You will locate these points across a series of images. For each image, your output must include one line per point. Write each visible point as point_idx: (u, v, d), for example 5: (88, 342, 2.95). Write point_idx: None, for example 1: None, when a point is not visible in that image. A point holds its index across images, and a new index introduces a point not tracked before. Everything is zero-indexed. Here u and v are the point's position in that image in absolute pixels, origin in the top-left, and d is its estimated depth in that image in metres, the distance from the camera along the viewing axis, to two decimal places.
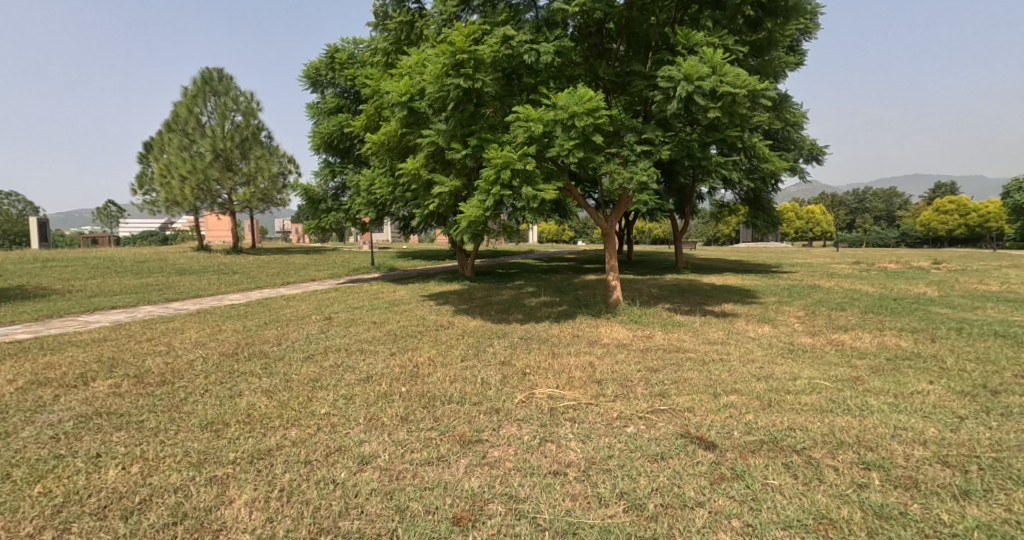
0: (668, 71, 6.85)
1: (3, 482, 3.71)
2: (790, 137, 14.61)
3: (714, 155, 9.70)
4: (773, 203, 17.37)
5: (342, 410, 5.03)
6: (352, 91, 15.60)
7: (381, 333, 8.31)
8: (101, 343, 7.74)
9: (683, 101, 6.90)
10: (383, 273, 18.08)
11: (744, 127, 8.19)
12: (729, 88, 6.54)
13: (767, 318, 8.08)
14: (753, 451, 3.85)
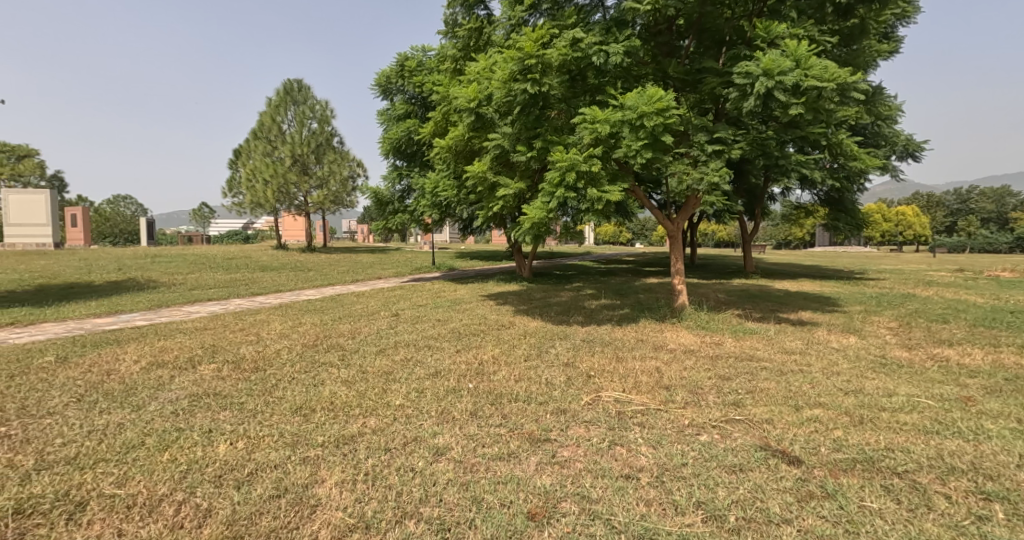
0: (746, 67, 6.58)
1: (138, 449, 4.10)
2: (882, 132, 13.63)
3: (794, 154, 9.24)
4: (858, 205, 16.29)
5: (414, 402, 5.18)
6: (420, 97, 16.04)
7: (446, 330, 8.49)
8: (203, 331, 8.39)
9: (762, 98, 6.61)
10: (444, 273, 18.47)
11: (828, 123, 7.74)
12: (816, 83, 6.22)
13: (854, 328, 7.60)
14: (845, 470, 3.63)
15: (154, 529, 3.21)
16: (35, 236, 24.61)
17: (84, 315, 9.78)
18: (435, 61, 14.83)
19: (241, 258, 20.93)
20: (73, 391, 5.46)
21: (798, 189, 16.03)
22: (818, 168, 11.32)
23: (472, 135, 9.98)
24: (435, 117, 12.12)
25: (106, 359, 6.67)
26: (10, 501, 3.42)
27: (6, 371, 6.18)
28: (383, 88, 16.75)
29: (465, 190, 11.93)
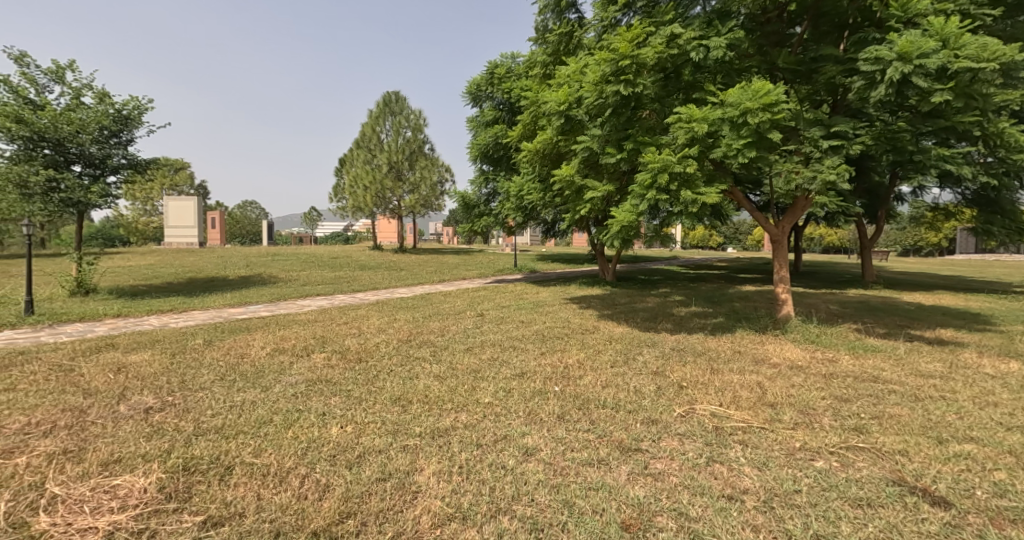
0: (876, 52, 5.92)
1: (266, 426, 4.58)
2: None
3: (937, 147, 8.21)
4: (1017, 205, 14.19)
5: (501, 401, 5.17)
6: (508, 103, 16.14)
7: (529, 332, 8.42)
8: (315, 322, 8.99)
9: (895, 86, 5.92)
10: (525, 274, 18.74)
11: (983, 110, 6.79)
12: (971, 64, 5.48)
13: (1013, 352, 6.58)
14: (1012, 522, 3.17)
15: (284, 497, 3.58)
16: (183, 237, 27.79)
17: (219, 304, 10.87)
18: (524, 67, 14.85)
19: (344, 257, 22.28)
20: (214, 371, 6.08)
21: (938, 187, 14.29)
22: (968, 163, 9.98)
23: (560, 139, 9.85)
24: (523, 122, 12.10)
25: (239, 343, 7.36)
26: (178, 459, 4.00)
27: (164, 350, 7.02)
28: (473, 95, 17.04)
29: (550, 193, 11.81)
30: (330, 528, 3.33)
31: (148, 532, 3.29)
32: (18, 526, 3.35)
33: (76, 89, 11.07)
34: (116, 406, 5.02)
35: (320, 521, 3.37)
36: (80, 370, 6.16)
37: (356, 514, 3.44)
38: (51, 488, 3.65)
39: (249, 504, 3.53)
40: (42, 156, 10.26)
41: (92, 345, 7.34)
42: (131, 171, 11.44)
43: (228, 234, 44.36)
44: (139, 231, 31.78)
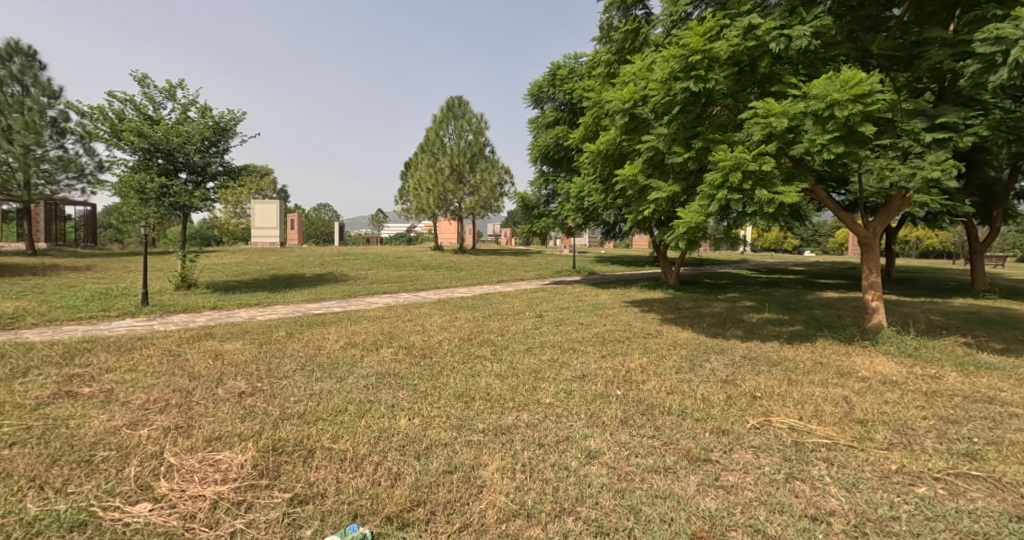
0: (997, 31, 5.33)
1: (341, 414, 4.71)
2: None
3: None
4: None
5: (563, 403, 5.03)
6: (570, 104, 15.92)
7: (589, 334, 8.21)
8: (382, 319, 9.18)
9: (1018, 69, 5.30)
10: (585, 276, 18.43)
11: None
12: None
13: None
14: None
15: (359, 481, 3.70)
16: (264, 236, 29.45)
17: (298, 300, 11.36)
18: (587, 67, 14.59)
19: (408, 257, 22.80)
20: (296, 361, 6.31)
21: None
22: None
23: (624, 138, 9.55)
24: (585, 122, 11.86)
25: (316, 336, 7.64)
26: (268, 440, 4.22)
27: (252, 340, 7.39)
28: (535, 97, 16.95)
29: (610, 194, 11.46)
30: (401, 514, 3.42)
31: (244, 504, 3.50)
32: (144, 488, 3.64)
33: (185, 106, 11.89)
34: (215, 389, 5.33)
35: (392, 506, 3.46)
36: (184, 355, 6.59)
37: (426, 503, 3.52)
38: (168, 457, 3.97)
39: (329, 485, 3.68)
40: (156, 165, 11.06)
41: (194, 333, 7.85)
42: (226, 178, 12.18)
43: (304, 233, 46.59)
44: (229, 233, 34.17)
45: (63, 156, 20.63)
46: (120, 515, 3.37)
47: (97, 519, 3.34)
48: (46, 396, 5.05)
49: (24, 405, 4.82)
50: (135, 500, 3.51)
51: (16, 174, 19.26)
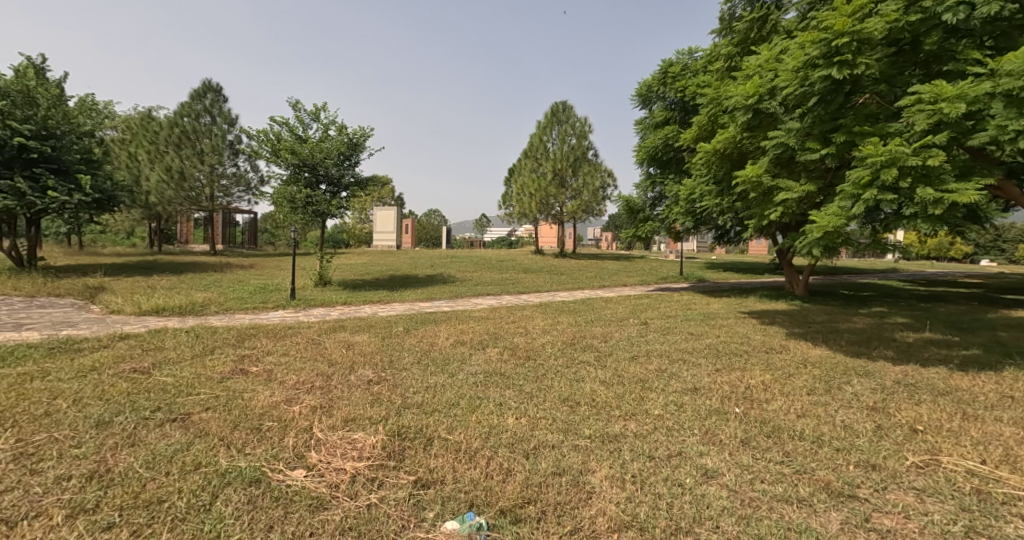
0: None
1: (453, 408, 4.57)
2: None
3: None
4: None
5: (673, 416, 4.51)
6: (681, 102, 14.25)
7: (701, 345, 7.45)
8: (487, 319, 9.12)
9: None
10: (693, 283, 17.27)
11: None
12: None
13: None
14: None
15: (474, 473, 3.54)
16: (382, 239, 31.21)
17: (412, 298, 11.74)
18: (704, 61, 13.00)
19: (509, 259, 23.12)
20: (412, 354, 6.36)
21: None
22: None
23: (746, 136, 8.24)
24: (698, 122, 10.25)
25: (429, 333, 7.70)
26: (394, 425, 4.18)
27: (376, 333, 7.62)
28: (642, 97, 15.44)
29: (726, 196, 9.87)
30: (514, 509, 3.23)
31: (376, 481, 3.47)
32: (298, 457, 3.72)
33: (326, 126, 12.73)
34: (348, 375, 5.48)
35: (505, 500, 3.28)
36: (324, 343, 6.92)
37: (536, 502, 3.29)
38: (316, 432, 4.05)
39: (447, 472, 3.56)
40: (302, 178, 11.94)
41: (329, 324, 8.28)
42: (358, 189, 12.83)
43: (417, 237, 48.84)
44: (354, 235, 36.86)
45: (237, 172, 22.81)
46: (283, 477, 3.46)
47: (267, 478, 3.43)
48: (227, 371, 5.45)
49: (212, 378, 5.22)
50: (292, 466, 3.61)
51: (205, 190, 22.10)
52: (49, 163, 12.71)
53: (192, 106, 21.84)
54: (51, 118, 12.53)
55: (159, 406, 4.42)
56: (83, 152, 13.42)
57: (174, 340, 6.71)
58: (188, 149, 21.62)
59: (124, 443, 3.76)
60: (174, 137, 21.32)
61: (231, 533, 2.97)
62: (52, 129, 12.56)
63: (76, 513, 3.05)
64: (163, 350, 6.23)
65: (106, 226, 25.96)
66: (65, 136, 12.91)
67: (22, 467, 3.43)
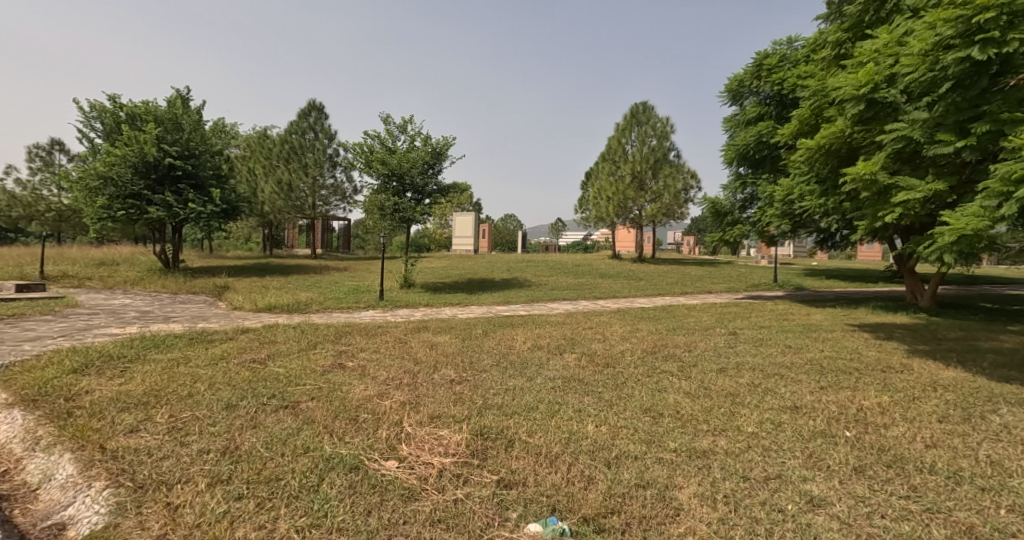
0: None
1: (532, 411, 4.35)
2: None
3: None
4: None
5: (771, 435, 3.98)
6: (778, 97, 13.11)
7: (800, 359, 6.68)
8: (562, 324, 8.83)
9: None
10: (789, 292, 15.94)
11: None
12: None
13: None
14: None
15: (555, 477, 3.30)
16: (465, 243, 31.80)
17: (489, 301, 11.69)
18: (807, 50, 11.79)
19: (586, 264, 22.67)
20: (491, 357, 6.22)
21: None
22: None
23: (858, 130, 7.24)
24: (798, 115, 9.22)
25: (507, 336, 7.56)
26: (477, 425, 4.03)
27: (457, 335, 7.61)
28: (732, 93, 14.33)
29: (829, 196, 8.82)
30: (597, 518, 2.97)
31: (461, 478, 3.32)
32: (391, 449, 3.68)
33: (412, 137, 13.04)
34: (433, 374, 5.45)
35: (589, 508, 3.03)
36: (409, 343, 6.98)
37: (620, 514, 3.00)
38: (406, 426, 3.99)
39: (529, 475, 3.35)
40: (391, 187, 12.32)
41: (414, 325, 8.38)
42: (441, 197, 12.99)
43: (497, 241, 49.49)
44: (436, 240, 38.00)
45: (334, 183, 23.96)
46: (378, 466, 3.41)
47: (365, 466, 3.40)
48: (328, 365, 5.60)
49: (315, 370, 5.39)
50: (385, 456, 3.56)
51: (308, 200, 23.54)
52: (190, 180, 13.89)
53: (299, 123, 23.27)
54: (192, 140, 13.82)
55: (274, 393, 4.56)
56: (216, 168, 14.43)
57: (284, 335, 7.08)
58: (295, 163, 23.18)
59: (247, 424, 3.88)
60: (284, 152, 22.95)
61: (336, 514, 2.94)
62: (193, 150, 13.80)
63: (215, 482, 3.14)
64: (275, 343, 6.55)
65: (230, 233, 28.62)
66: (203, 155, 14.07)
67: (173, 438, 3.59)
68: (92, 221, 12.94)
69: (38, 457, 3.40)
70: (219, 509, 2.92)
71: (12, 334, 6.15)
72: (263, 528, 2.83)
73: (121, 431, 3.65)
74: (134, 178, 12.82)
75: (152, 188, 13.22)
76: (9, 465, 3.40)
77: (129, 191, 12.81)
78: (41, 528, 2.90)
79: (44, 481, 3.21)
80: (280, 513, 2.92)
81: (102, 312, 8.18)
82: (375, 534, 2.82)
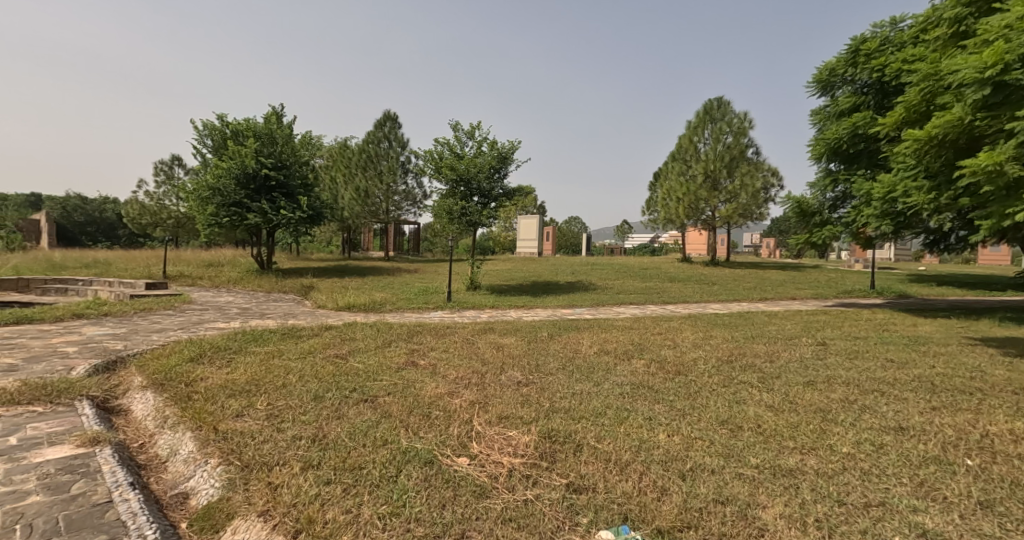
0: None
1: (600, 417, 4.40)
2: None
3: None
4: None
5: (870, 458, 3.78)
6: (877, 84, 11.65)
7: (891, 372, 6.27)
8: (630, 329, 8.76)
9: None
10: (878, 299, 14.87)
11: None
12: None
13: None
14: None
15: (626, 485, 3.36)
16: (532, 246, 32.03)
17: (554, 305, 11.77)
18: (916, 28, 10.25)
19: (654, 267, 22.17)
20: (557, 360, 6.30)
21: None
22: None
23: (981, 117, 6.54)
24: (905, 103, 8.49)
25: (573, 340, 7.62)
26: (546, 427, 4.13)
27: (523, 337, 7.75)
28: (821, 83, 12.94)
29: (945, 191, 8.04)
30: (672, 531, 2.99)
31: (531, 479, 3.44)
32: (462, 446, 3.86)
33: (480, 142, 13.34)
34: (500, 375, 5.61)
35: (663, 520, 3.06)
36: (477, 343, 7.20)
37: (697, 529, 3.01)
38: (476, 425, 4.16)
39: (599, 481, 3.42)
40: (459, 192, 12.68)
41: (481, 326, 8.60)
42: (507, 201, 13.20)
43: (563, 244, 49.40)
44: (502, 242, 38.51)
45: (406, 189, 24.88)
46: (451, 462, 3.60)
47: (439, 461, 3.60)
48: (402, 363, 5.90)
49: (390, 366, 5.70)
50: (457, 453, 3.74)
51: (382, 205, 24.62)
52: (281, 188, 14.95)
53: (376, 133, 24.38)
54: (284, 152, 14.91)
55: (355, 387, 4.89)
56: (304, 178, 15.46)
57: (362, 333, 7.51)
58: (371, 170, 24.26)
59: (332, 415, 4.20)
60: (361, 161, 24.07)
61: (414, 505, 3.13)
62: (285, 161, 14.88)
63: (307, 467, 3.44)
64: (355, 340, 6.98)
65: (314, 236, 30.45)
66: (293, 166, 15.13)
67: (271, 424, 3.95)
68: (202, 227, 14.21)
69: (167, 434, 3.87)
70: (311, 491, 3.19)
71: (143, 326, 6.97)
72: (350, 512, 3.07)
73: (228, 415, 4.06)
74: (237, 189, 14.01)
75: (252, 198, 14.39)
76: (144, 439, 3.92)
77: (233, 200, 14.02)
78: (169, 495, 3.34)
79: (172, 455, 3.67)
80: (364, 500, 3.16)
81: (210, 308, 9.04)
82: (451, 528, 2.98)
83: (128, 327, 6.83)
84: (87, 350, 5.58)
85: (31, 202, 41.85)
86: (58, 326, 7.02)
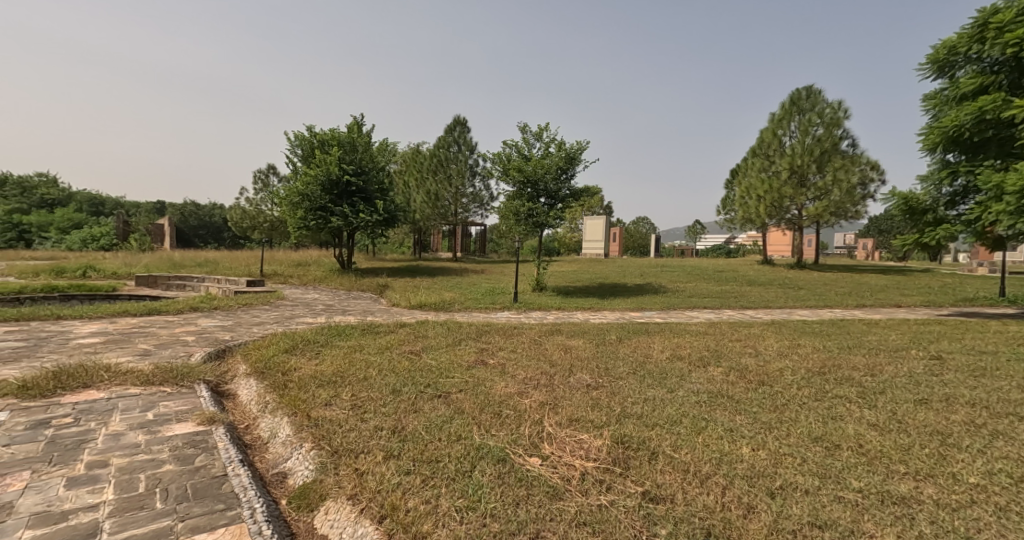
0: None
1: (675, 425, 4.34)
2: None
3: None
4: None
5: (1006, 491, 3.47)
6: (1012, 61, 10.10)
7: (999, 390, 5.73)
8: (706, 335, 8.50)
9: None
10: (987, 308, 13.53)
11: None
12: None
13: None
14: None
15: (706, 499, 3.31)
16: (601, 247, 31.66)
17: (623, 307, 11.62)
18: None
19: (729, 270, 21.36)
20: (628, 364, 6.25)
21: None
22: None
23: None
24: None
25: (644, 344, 7.51)
26: (618, 433, 4.13)
27: (591, 340, 7.73)
28: (938, 62, 11.33)
29: None
30: None
31: (604, 484, 3.46)
32: (533, 446, 3.93)
33: (547, 144, 13.40)
34: (569, 377, 5.65)
35: None
36: (544, 345, 7.27)
37: None
38: (547, 426, 4.23)
39: (676, 491, 3.39)
40: (526, 193, 12.83)
41: (549, 328, 8.65)
42: (574, 201, 13.15)
43: (633, 245, 48.49)
44: (570, 243, 38.40)
45: (475, 192, 25.38)
46: (524, 462, 3.69)
47: (512, 459, 3.69)
48: (473, 362, 6.08)
49: (462, 365, 5.89)
50: (529, 453, 3.82)
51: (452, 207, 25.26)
52: (361, 192, 15.69)
53: (445, 138, 25.00)
54: (364, 159, 15.72)
55: (429, 383, 5.08)
56: (381, 183, 16.16)
57: (435, 331, 7.78)
58: (441, 174, 24.91)
59: (410, 409, 4.40)
60: (432, 165, 24.81)
61: (489, 501, 3.24)
62: (365, 167, 15.68)
63: (389, 457, 3.64)
64: (428, 337, 7.25)
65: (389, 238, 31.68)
66: (371, 171, 15.88)
67: (356, 414, 4.21)
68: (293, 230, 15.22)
69: (268, 418, 4.23)
70: (394, 480, 3.38)
71: (244, 319, 7.61)
72: (429, 503, 3.22)
73: (317, 404, 4.36)
74: (322, 194, 14.85)
75: (335, 202, 15.21)
76: (249, 422, 4.30)
77: (319, 205, 14.89)
78: (271, 473, 3.66)
79: (272, 437, 4.00)
80: (443, 492, 3.31)
81: (299, 304, 9.70)
82: (527, 525, 3.07)
83: (233, 320, 7.48)
84: (203, 339, 6.17)
85: (157, 205, 46.74)
86: (178, 317, 7.81)
